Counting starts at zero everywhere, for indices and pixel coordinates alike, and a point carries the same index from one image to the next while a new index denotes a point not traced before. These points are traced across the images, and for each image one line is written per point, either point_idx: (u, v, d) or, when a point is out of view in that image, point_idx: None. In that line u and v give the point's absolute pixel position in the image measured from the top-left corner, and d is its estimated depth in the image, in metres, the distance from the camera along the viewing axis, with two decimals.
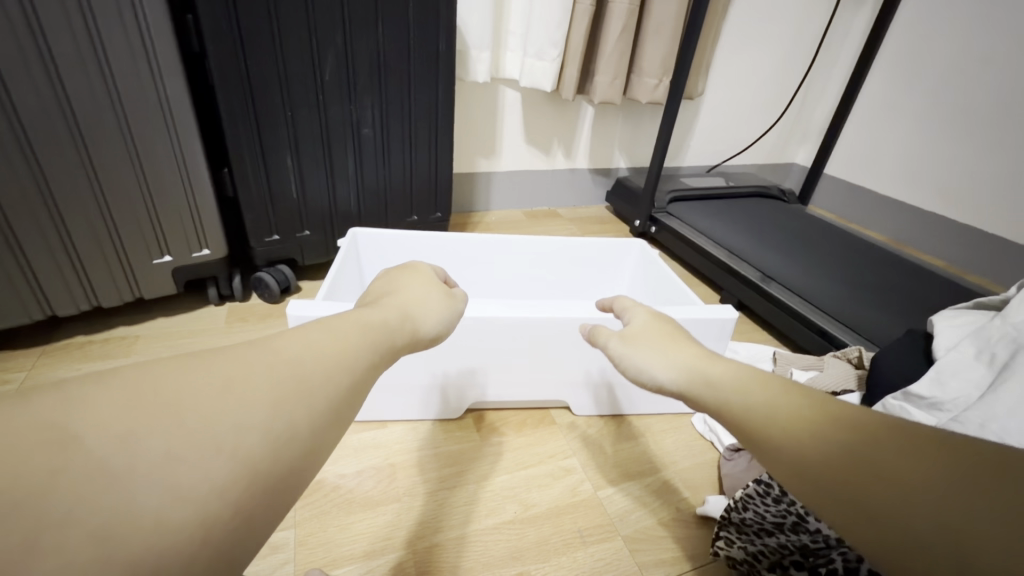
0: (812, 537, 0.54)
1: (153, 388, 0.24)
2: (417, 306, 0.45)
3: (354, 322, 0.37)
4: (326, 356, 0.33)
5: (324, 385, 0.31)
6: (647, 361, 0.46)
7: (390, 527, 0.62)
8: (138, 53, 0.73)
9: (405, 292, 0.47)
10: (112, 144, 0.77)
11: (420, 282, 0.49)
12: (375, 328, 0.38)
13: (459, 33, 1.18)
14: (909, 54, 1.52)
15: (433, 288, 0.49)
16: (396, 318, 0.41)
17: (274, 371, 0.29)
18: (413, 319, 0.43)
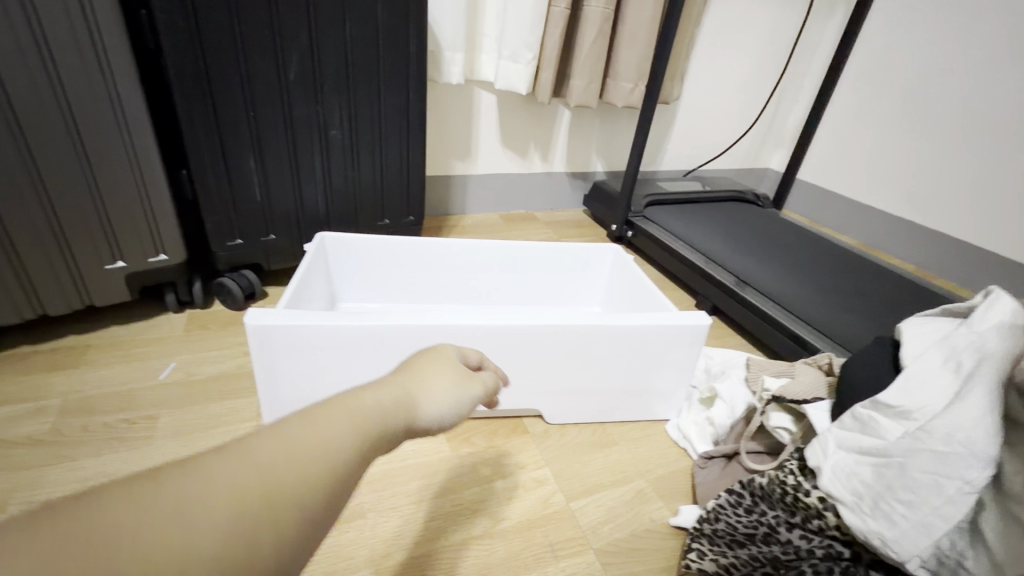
0: (783, 548, 0.55)
1: (89, 522, 0.21)
2: (421, 388, 0.39)
3: (341, 410, 0.33)
4: (309, 459, 0.28)
5: (299, 500, 0.27)
6: None
7: (354, 545, 0.60)
8: (85, 47, 0.69)
9: (417, 370, 0.42)
10: (59, 145, 0.73)
11: (443, 363, 0.44)
12: (366, 412, 0.33)
13: (432, 34, 1.15)
14: (879, 63, 1.56)
15: (447, 366, 0.44)
16: (396, 402, 0.36)
17: (238, 486, 0.25)
18: (413, 400, 0.38)
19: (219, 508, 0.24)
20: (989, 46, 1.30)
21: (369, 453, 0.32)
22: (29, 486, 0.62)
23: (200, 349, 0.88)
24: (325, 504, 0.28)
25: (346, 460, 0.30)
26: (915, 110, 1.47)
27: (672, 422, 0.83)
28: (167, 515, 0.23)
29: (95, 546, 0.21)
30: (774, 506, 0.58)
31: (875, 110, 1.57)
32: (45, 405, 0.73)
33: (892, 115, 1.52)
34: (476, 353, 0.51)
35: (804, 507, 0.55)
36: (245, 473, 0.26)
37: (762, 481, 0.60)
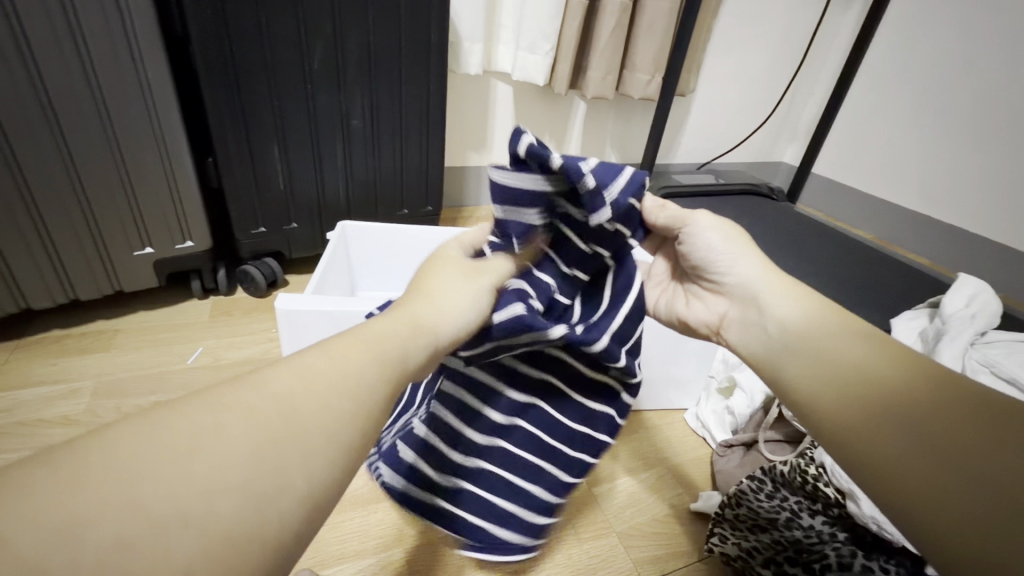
0: (805, 532, 0.56)
1: (105, 457, 0.24)
2: (432, 307, 0.42)
3: (356, 343, 0.36)
4: (320, 397, 0.31)
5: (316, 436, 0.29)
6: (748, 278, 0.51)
7: (382, 525, 0.62)
8: (120, 41, 0.71)
9: (429, 288, 0.45)
10: (89, 130, 0.74)
11: (451, 271, 0.46)
12: (382, 341, 0.37)
13: (451, 24, 1.16)
14: (897, 54, 1.53)
15: (454, 271, 0.46)
16: (412, 327, 0.39)
17: (256, 418, 0.28)
18: (427, 319, 0.41)
19: (238, 435, 0.27)
20: (1010, 37, 1.28)
21: (392, 378, 0.36)
22: None
23: (225, 334, 0.89)
24: (344, 446, 0.30)
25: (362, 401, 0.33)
26: (932, 104, 1.45)
27: (691, 410, 0.84)
28: (187, 439, 0.26)
29: (126, 472, 0.23)
30: (795, 493, 0.59)
31: (889, 102, 1.56)
32: (78, 387, 0.75)
33: (908, 107, 1.51)
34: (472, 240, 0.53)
35: (823, 497, 0.56)
36: (263, 405, 0.29)
37: (783, 468, 0.61)
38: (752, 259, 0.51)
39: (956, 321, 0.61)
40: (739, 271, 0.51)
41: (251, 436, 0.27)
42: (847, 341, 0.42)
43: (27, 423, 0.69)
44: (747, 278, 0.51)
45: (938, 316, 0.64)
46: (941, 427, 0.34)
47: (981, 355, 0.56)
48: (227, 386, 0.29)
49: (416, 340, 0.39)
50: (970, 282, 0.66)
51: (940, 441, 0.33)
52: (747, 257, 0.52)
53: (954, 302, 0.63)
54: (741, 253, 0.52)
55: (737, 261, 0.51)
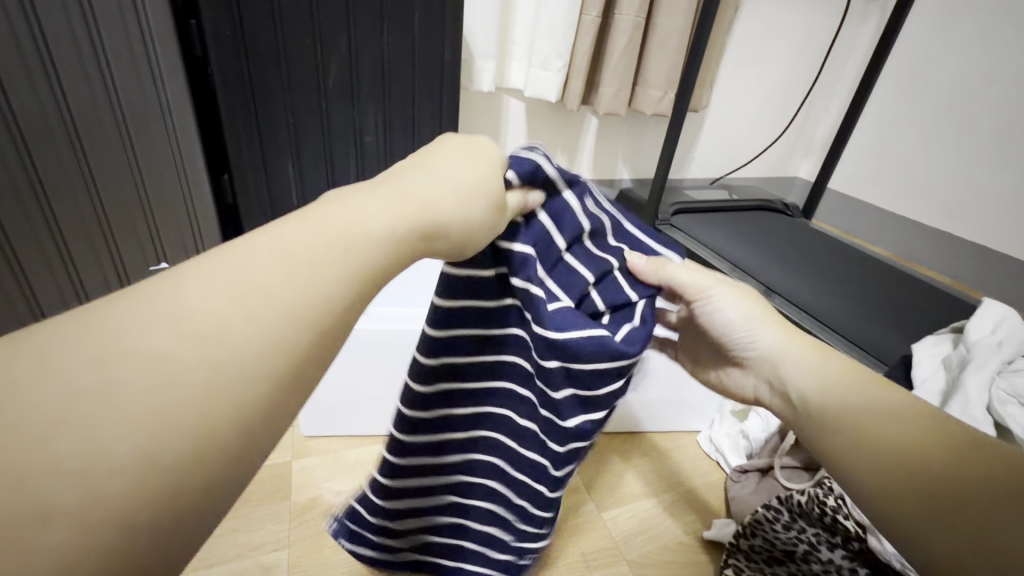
0: (823, 566, 0.56)
1: None
2: (436, 197, 0.34)
3: (333, 233, 0.29)
4: (261, 332, 0.24)
5: (252, 383, 0.23)
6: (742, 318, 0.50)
7: None
8: (138, 57, 0.73)
9: (432, 170, 0.36)
10: (109, 141, 0.76)
11: (463, 163, 0.37)
12: (348, 230, 0.29)
13: (465, 42, 1.17)
14: (915, 67, 1.50)
15: (468, 166, 0.37)
16: (411, 214, 0.32)
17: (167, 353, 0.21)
18: (427, 212, 0.33)
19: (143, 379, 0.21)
20: None
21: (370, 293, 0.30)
22: None
23: None
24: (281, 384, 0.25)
25: (310, 342, 0.26)
26: (949, 120, 1.43)
27: (704, 433, 0.82)
28: (92, 375, 0.20)
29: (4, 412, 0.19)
30: (814, 524, 0.57)
31: (905, 116, 1.53)
32: None
33: (927, 121, 1.48)
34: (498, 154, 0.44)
35: (843, 530, 0.54)
36: (177, 339, 0.22)
37: (800, 498, 0.58)
38: (748, 300, 0.51)
39: (977, 348, 0.59)
40: (732, 311, 0.50)
41: (161, 378, 0.21)
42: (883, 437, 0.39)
43: None
44: (739, 320, 0.50)
45: (960, 343, 0.62)
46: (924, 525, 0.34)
47: (1008, 386, 0.54)
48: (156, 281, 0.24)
49: (414, 239, 0.33)
50: (996, 308, 0.64)
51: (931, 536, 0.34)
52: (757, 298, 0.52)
53: (978, 328, 0.61)
54: (747, 297, 0.51)
55: (745, 309, 0.50)
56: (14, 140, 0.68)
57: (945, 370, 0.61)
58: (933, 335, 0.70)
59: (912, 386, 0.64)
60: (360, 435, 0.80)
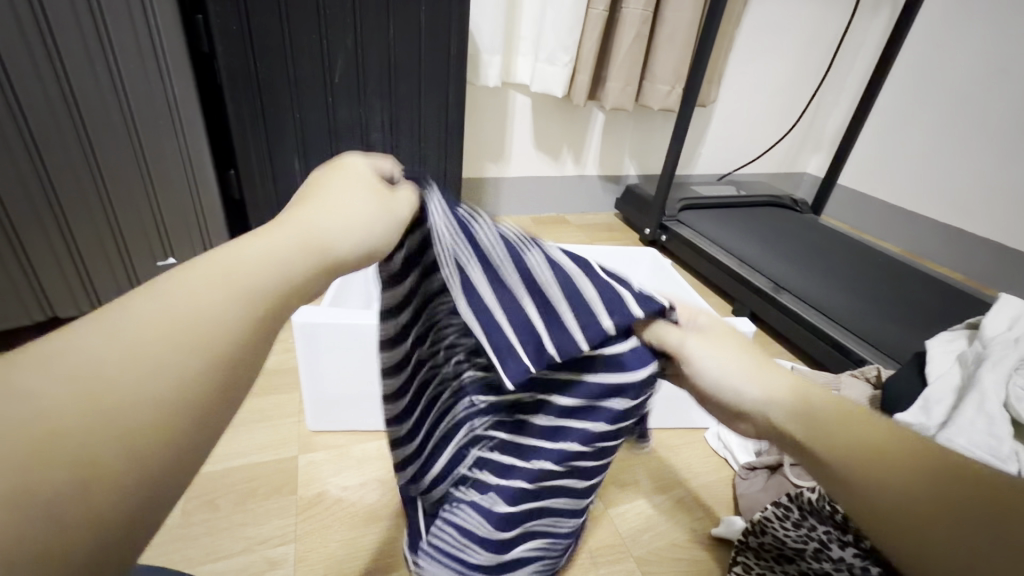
0: (835, 565, 0.54)
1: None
2: (327, 215, 0.30)
3: (229, 269, 0.24)
4: (171, 366, 0.20)
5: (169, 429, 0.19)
6: (722, 364, 0.40)
7: (393, 543, 0.65)
8: (146, 50, 0.73)
9: (327, 196, 0.31)
10: (117, 136, 0.76)
11: (355, 181, 0.34)
12: (248, 269, 0.24)
13: (471, 37, 1.16)
14: (926, 61, 1.48)
15: (362, 186, 0.33)
16: (302, 247, 0.27)
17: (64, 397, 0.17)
18: (319, 235, 0.28)
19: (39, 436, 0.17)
20: None
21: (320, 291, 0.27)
22: None
23: None
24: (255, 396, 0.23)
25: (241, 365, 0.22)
26: (961, 114, 1.40)
27: (711, 430, 0.82)
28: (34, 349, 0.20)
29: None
30: (824, 522, 0.55)
31: (915, 111, 1.51)
32: None
33: (939, 116, 1.45)
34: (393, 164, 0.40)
35: (853, 526, 0.52)
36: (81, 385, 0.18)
37: (811, 496, 0.57)
38: (727, 355, 0.40)
39: (995, 347, 0.58)
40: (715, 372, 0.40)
41: (94, 431, 0.17)
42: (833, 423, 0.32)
43: None
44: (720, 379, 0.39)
45: (976, 341, 0.62)
46: (889, 512, 0.28)
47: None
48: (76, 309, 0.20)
49: (311, 269, 0.27)
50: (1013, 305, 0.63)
51: (893, 524, 0.27)
52: (728, 347, 0.41)
53: (995, 325, 0.61)
54: (720, 348, 0.41)
55: (720, 359, 0.40)
56: (25, 142, 0.70)
57: (960, 368, 0.60)
58: (947, 332, 0.70)
59: (927, 384, 0.63)
60: (367, 430, 0.80)
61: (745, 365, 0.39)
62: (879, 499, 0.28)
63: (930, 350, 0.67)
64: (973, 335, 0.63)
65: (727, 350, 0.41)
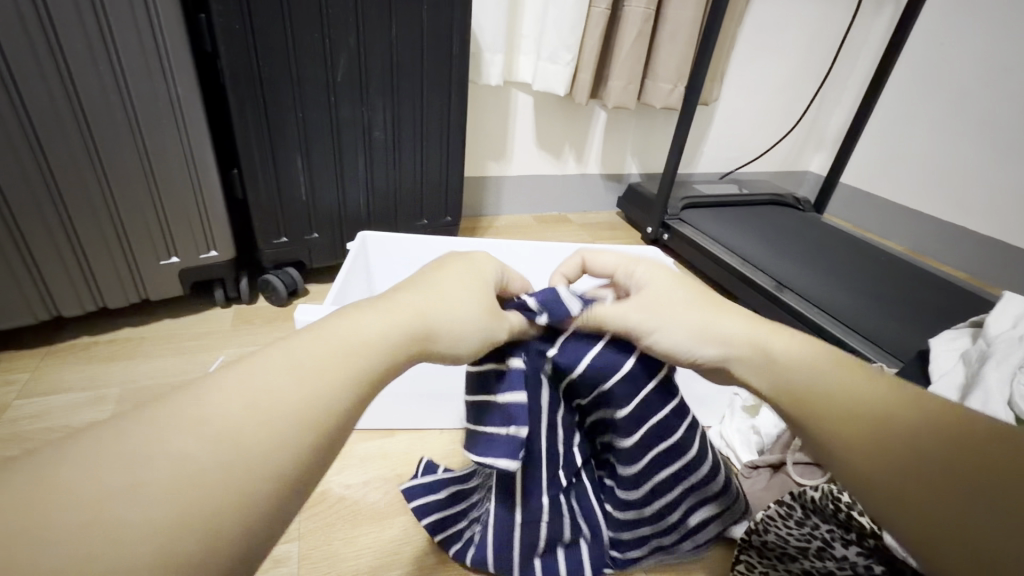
0: (838, 563, 0.56)
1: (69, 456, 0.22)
2: (439, 307, 0.35)
3: (340, 348, 0.30)
4: (232, 459, 0.24)
5: (255, 494, 0.24)
6: (676, 334, 0.43)
7: (396, 541, 0.65)
8: (149, 48, 0.73)
9: (438, 286, 0.37)
10: (120, 134, 0.76)
11: (465, 269, 0.39)
12: (354, 343, 0.31)
13: (473, 35, 1.16)
14: (928, 59, 1.48)
15: (467, 273, 0.39)
16: (407, 331, 0.33)
17: (193, 466, 0.23)
18: (428, 324, 0.34)
19: (165, 514, 0.21)
20: None
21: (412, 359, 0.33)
22: None
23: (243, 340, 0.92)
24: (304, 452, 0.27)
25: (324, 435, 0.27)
26: (964, 112, 1.40)
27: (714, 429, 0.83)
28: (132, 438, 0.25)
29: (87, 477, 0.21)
30: (828, 521, 0.56)
31: (918, 109, 1.50)
32: (103, 393, 0.78)
33: (941, 114, 1.45)
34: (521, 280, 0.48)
35: (858, 527, 0.53)
36: (205, 456, 0.23)
37: (813, 495, 0.57)
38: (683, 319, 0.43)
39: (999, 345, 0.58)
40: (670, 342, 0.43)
41: (184, 499, 0.22)
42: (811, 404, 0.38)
43: (53, 429, 0.71)
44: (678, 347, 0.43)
45: (980, 339, 0.62)
46: (884, 490, 0.32)
47: None
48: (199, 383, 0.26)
49: (410, 348, 0.33)
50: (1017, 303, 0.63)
51: (890, 497, 0.32)
52: (684, 311, 0.44)
53: (999, 322, 0.61)
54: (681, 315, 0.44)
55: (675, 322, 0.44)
56: (29, 141, 0.70)
57: (964, 367, 0.60)
58: (951, 330, 0.69)
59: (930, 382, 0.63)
60: (370, 429, 0.80)
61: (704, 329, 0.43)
62: (868, 469, 0.34)
63: (934, 348, 0.67)
64: (977, 332, 0.63)
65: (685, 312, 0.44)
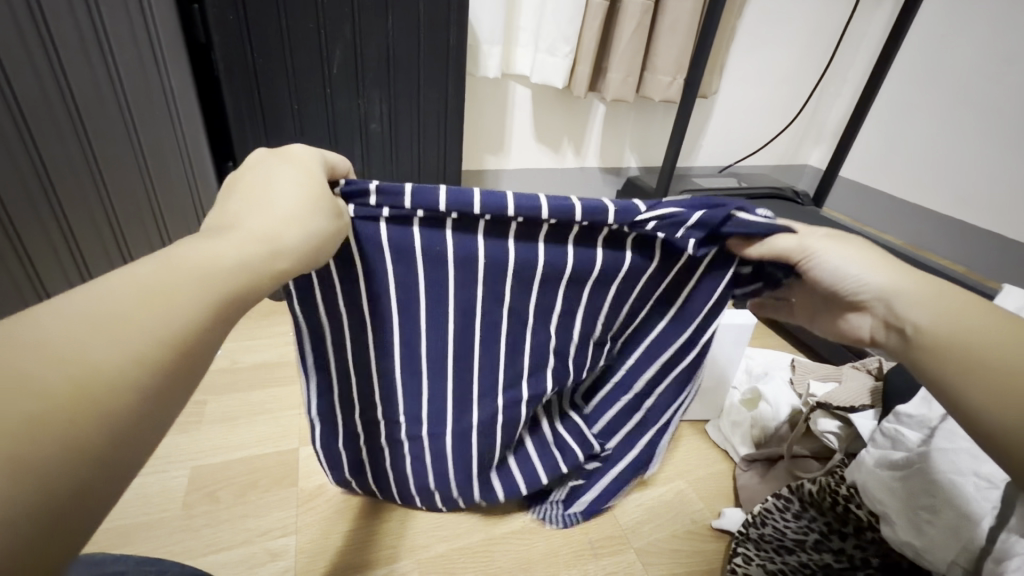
0: (835, 555, 0.58)
1: None
2: (278, 218, 0.35)
3: (184, 270, 0.28)
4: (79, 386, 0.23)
5: (116, 420, 0.23)
6: (852, 263, 0.43)
7: (395, 535, 0.66)
8: (141, 39, 0.73)
9: (264, 196, 0.36)
10: (112, 124, 0.76)
11: (289, 172, 0.39)
12: (202, 266, 0.29)
13: (470, 27, 1.15)
14: (930, 52, 1.46)
15: (292, 174, 0.39)
16: (256, 241, 0.32)
17: (37, 387, 0.22)
18: (268, 230, 0.34)
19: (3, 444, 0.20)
20: None
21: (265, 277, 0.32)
22: None
23: (244, 337, 0.96)
24: (174, 380, 0.26)
25: (192, 347, 0.27)
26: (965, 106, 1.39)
27: (713, 422, 0.84)
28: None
29: None
30: (824, 513, 0.61)
31: (919, 102, 1.49)
32: None
33: (942, 107, 1.44)
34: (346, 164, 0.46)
35: (856, 519, 0.58)
36: (52, 375, 0.22)
37: (811, 487, 0.62)
38: (860, 258, 0.43)
39: None
40: (842, 269, 0.43)
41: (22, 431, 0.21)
42: (957, 315, 0.38)
43: None
44: (846, 276, 0.43)
45: None
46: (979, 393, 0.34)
47: None
48: (41, 305, 0.24)
49: (264, 257, 0.32)
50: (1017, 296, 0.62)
51: (986, 387, 0.34)
52: (855, 253, 0.43)
53: None
54: (853, 249, 0.44)
55: (856, 261, 0.43)
56: (23, 137, 0.69)
57: None
58: None
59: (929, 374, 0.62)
60: None
61: (868, 262, 0.43)
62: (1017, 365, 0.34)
63: None
64: None
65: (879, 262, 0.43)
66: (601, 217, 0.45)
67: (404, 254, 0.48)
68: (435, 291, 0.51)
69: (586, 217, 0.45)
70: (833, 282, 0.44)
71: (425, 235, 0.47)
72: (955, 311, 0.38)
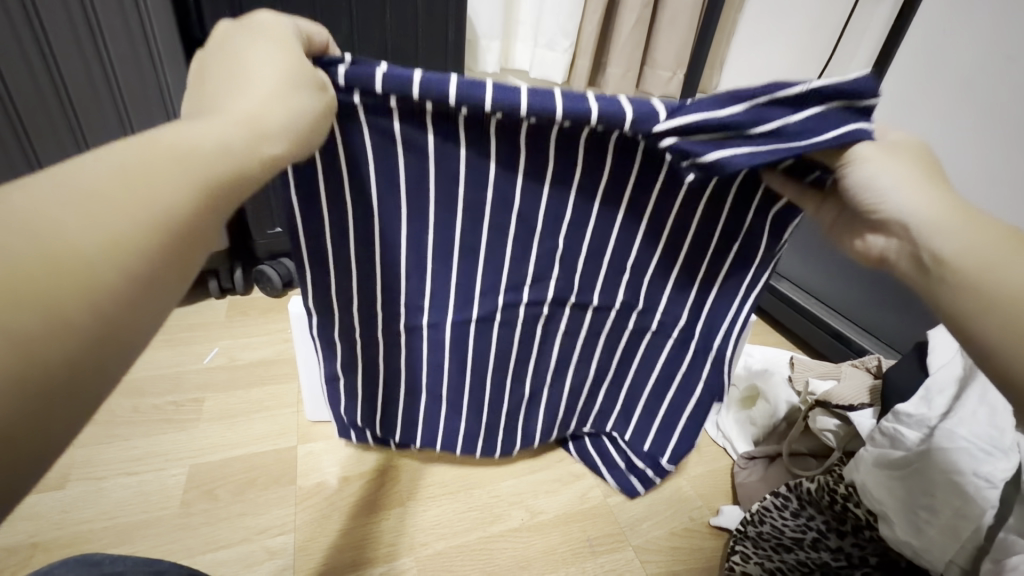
0: (833, 554, 0.58)
1: None
2: (258, 99, 0.32)
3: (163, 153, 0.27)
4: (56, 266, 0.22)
5: (92, 306, 0.23)
6: (894, 181, 0.40)
7: (393, 532, 0.66)
8: (137, 35, 0.74)
9: (244, 77, 0.33)
10: (104, 116, 0.78)
11: (269, 48, 0.36)
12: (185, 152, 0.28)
13: (469, 22, 1.14)
14: None
15: (271, 50, 0.35)
16: (243, 127, 0.30)
17: (14, 268, 0.21)
18: (251, 114, 0.31)
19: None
20: None
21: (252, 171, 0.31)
22: (104, 468, 0.70)
23: (241, 334, 0.95)
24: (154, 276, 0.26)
25: (175, 238, 0.26)
26: None
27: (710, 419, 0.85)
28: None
29: None
30: (822, 512, 0.61)
31: None
32: None
33: None
34: (325, 35, 0.42)
35: (854, 518, 0.58)
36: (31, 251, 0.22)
37: (809, 486, 0.62)
38: (900, 172, 0.41)
39: None
40: (876, 186, 0.41)
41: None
42: (989, 249, 0.36)
43: None
44: (875, 192, 0.41)
45: None
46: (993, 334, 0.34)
47: None
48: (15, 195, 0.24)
49: (249, 145, 0.30)
50: None
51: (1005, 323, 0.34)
52: (899, 169, 0.41)
53: None
54: (901, 167, 0.41)
55: (896, 177, 0.40)
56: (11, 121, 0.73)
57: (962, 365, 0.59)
58: None
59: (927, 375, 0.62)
60: None
61: (907, 177, 0.40)
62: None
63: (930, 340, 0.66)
64: None
65: (923, 184, 0.40)
66: (619, 121, 0.43)
67: (416, 147, 0.47)
68: (448, 186, 0.50)
69: (604, 119, 0.43)
70: (862, 199, 0.42)
71: (440, 138, 0.47)
72: (993, 244, 0.36)
